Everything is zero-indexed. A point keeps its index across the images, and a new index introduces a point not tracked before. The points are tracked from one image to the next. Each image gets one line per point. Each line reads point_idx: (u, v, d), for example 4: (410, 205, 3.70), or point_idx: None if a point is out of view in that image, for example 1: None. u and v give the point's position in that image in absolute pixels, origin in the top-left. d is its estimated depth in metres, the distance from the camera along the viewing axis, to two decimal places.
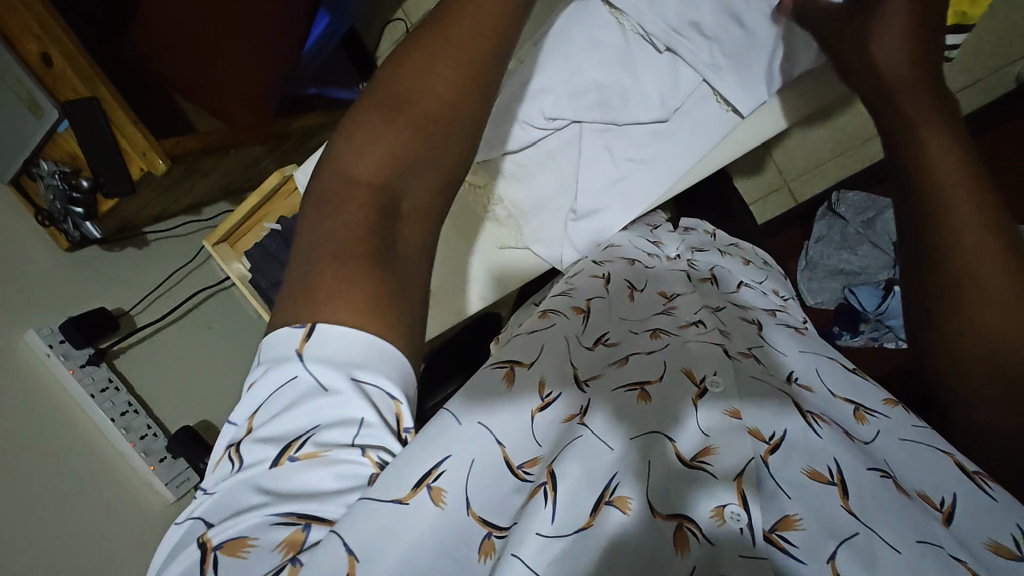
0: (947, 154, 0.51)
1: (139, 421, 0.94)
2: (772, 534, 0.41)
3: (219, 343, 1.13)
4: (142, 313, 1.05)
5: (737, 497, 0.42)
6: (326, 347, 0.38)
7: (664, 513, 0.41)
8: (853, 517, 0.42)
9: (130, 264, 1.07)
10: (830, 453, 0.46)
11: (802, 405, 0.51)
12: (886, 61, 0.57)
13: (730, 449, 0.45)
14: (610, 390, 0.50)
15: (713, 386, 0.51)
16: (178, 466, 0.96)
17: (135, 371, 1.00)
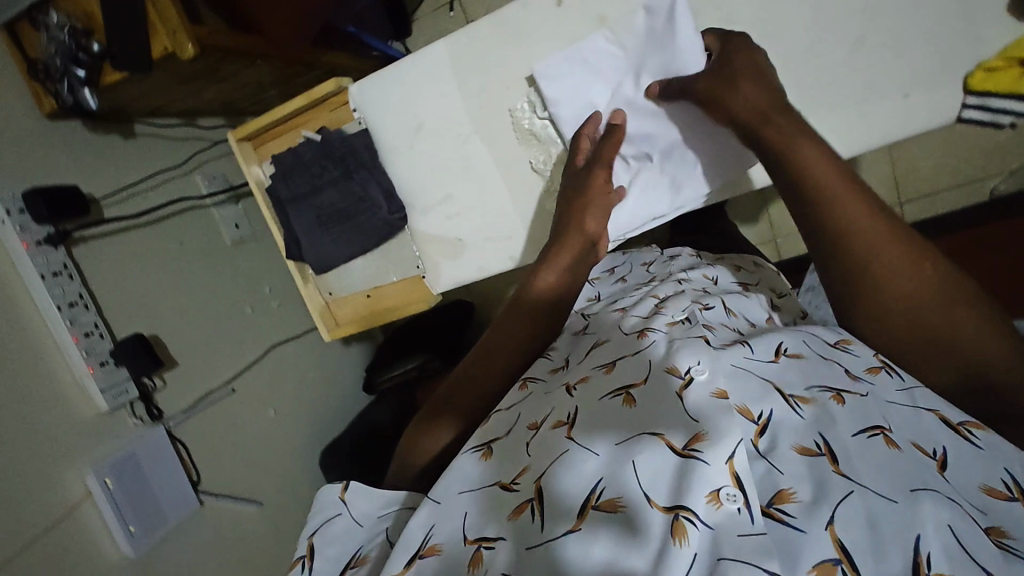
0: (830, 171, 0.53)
1: (87, 317, 0.85)
2: (770, 508, 0.40)
3: (180, 261, 1.05)
4: (114, 206, 0.96)
5: (732, 480, 0.41)
6: (366, 503, 0.53)
7: (662, 504, 0.41)
8: (846, 478, 0.41)
9: (111, 153, 0.97)
10: (814, 427, 0.45)
11: (780, 382, 0.48)
12: (748, 92, 0.58)
13: (720, 433, 0.42)
14: (597, 402, 0.49)
15: (699, 374, 0.47)
16: (119, 375, 0.87)
17: (91, 266, 0.89)
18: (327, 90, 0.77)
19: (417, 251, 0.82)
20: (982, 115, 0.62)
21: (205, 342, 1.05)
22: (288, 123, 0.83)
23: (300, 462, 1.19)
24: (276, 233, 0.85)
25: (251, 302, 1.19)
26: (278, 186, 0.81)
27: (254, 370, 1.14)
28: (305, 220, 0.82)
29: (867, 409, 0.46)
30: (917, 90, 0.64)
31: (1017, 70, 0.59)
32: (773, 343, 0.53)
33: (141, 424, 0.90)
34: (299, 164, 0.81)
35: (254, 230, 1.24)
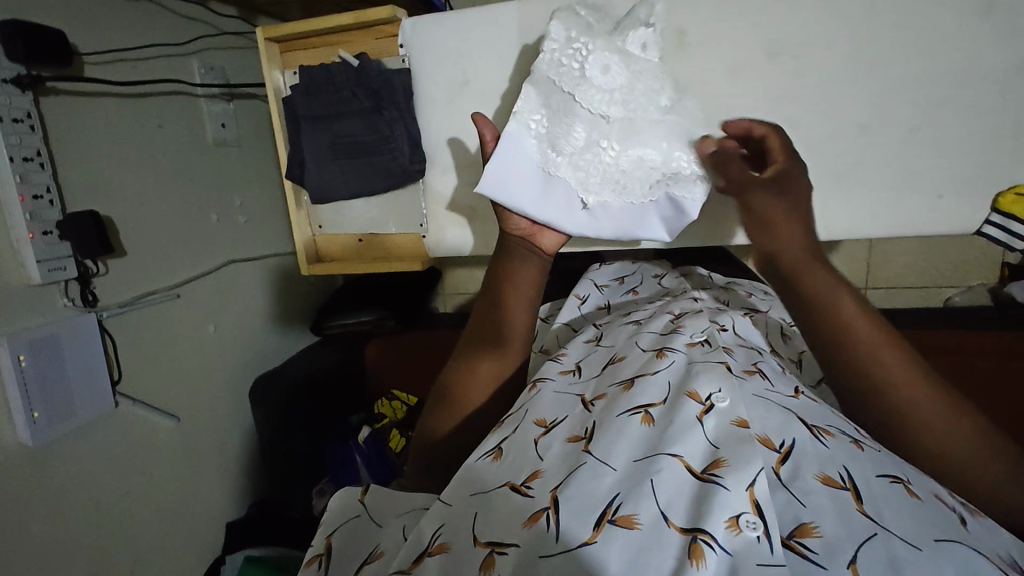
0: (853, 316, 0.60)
1: (40, 177, 0.76)
2: (791, 540, 0.45)
3: (155, 147, 0.97)
4: (99, 66, 0.87)
5: (750, 507, 0.45)
6: (383, 502, 0.58)
7: (680, 525, 0.45)
8: (868, 519, 0.47)
9: (108, 9, 0.88)
10: (839, 463, 0.51)
11: (806, 421, 0.56)
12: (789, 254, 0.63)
13: (738, 461, 0.48)
14: (616, 414, 0.56)
15: (720, 402, 0.54)
16: (60, 250, 0.78)
17: (57, 124, 0.80)
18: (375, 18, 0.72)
19: (425, 209, 0.79)
20: (1000, 233, 0.67)
21: (161, 239, 0.97)
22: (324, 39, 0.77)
23: (228, 386, 1.13)
24: (281, 148, 0.80)
25: (218, 211, 1.11)
26: (296, 99, 0.76)
27: (204, 281, 1.07)
28: (315, 144, 0.77)
29: (884, 462, 0.53)
30: (950, 194, 0.67)
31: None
32: (790, 386, 0.63)
33: (71, 306, 0.82)
34: (326, 83, 0.75)
35: (239, 135, 1.17)
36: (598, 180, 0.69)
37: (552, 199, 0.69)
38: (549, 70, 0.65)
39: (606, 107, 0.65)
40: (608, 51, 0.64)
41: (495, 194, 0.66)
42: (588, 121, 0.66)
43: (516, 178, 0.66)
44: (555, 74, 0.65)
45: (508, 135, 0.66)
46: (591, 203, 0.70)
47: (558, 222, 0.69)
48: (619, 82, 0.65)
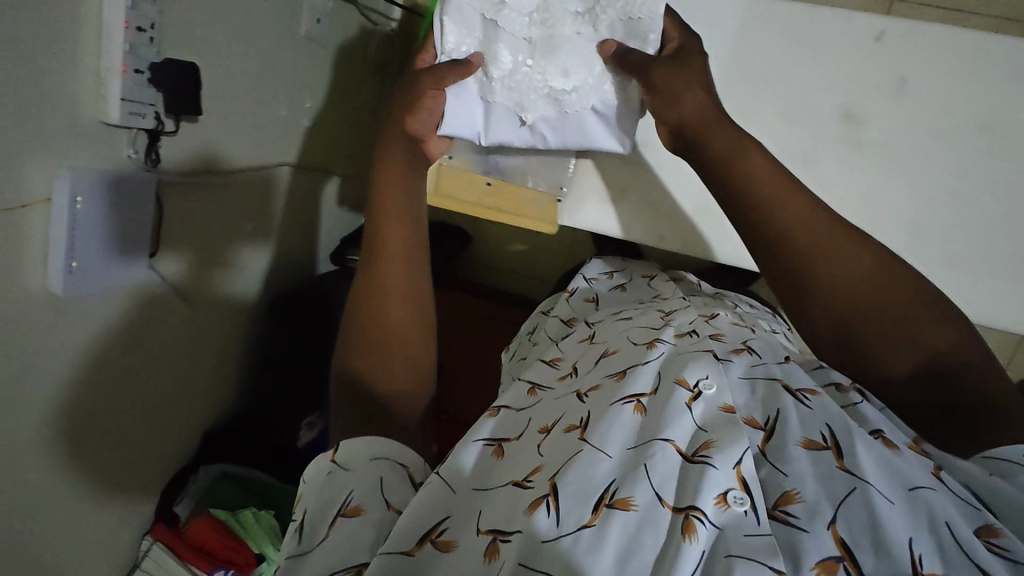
0: (764, 173, 0.63)
1: (150, 10, 0.68)
2: (776, 511, 0.46)
3: (255, 21, 0.89)
4: None
5: (738, 484, 0.46)
6: (357, 453, 0.55)
7: (673, 505, 0.45)
8: (848, 475, 0.46)
9: None
10: (822, 421, 0.50)
11: (789, 385, 0.55)
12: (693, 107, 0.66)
13: (725, 442, 0.48)
14: (608, 406, 0.53)
15: (707, 389, 0.53)
16: (146, 95, 0.70)
17: None
18: None
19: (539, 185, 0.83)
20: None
21: (234, 116, 0.90)
22: None
23: (245, 291, 1.06)
24: None
25: (289, 106, 1.04)
26: None
27: (256, 175, 1.00)
28: None
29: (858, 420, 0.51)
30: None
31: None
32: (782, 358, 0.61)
33: (134, 160, 0.73)
34: None
35: (328, 35, 1.09)
36: (532, 98, 0.75)
37: (498, 119, 0.77)
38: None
39: (526, 29, 0.72)
40: None
41: (461, 133, 0.75)
42: (512, 43, 0.72)
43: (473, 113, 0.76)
44: (480, 1, 0.70)
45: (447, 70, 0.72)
46: (529, 120, 0.77)
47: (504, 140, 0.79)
48: (536, 3, 0.70)
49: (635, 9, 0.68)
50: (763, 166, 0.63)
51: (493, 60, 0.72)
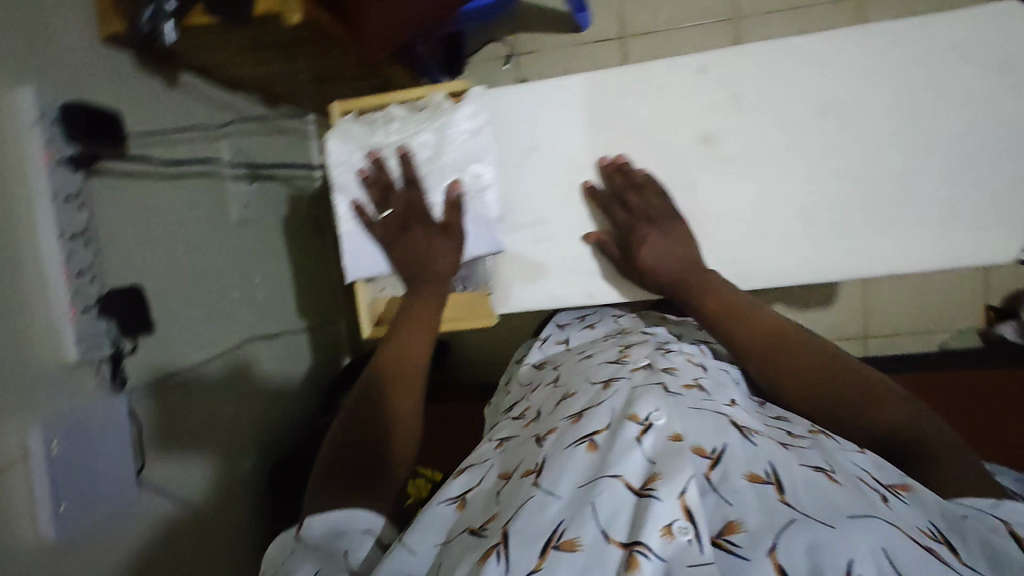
0: (723, 293, 0.74)
1: (86, 253, 0.74)
2: (720, 539, 0.49)
3: (189, 224, 0.97)
4: (142, 146, 0.87)
5: (682, 514, 0.49)
6: (320, 526, 0.58)
7: (619, 541, 0.49)
8: (789, 508, 0.50)
9: (156, 97, 0.91)
10: (766, 459, 0.55)
11: (738, 420, 0.60)
12: (656, 258, 0.76)
13: (671, 471, 0.51)
14: (561, 449, 0.58)
15: (656, 420, 0.57)
16: (99, 326, 0.75)
17: (107, 200, 0.80)
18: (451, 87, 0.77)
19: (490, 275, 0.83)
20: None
21: (189, 315, 0.95)
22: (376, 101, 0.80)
23: (241, 474, 1.06)
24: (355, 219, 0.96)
25: (239, 287, 1.10)
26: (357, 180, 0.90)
27: (223, 361, 1.03)
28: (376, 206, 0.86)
29: (812, 455, 0.57)
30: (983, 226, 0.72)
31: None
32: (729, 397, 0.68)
33: (103, 388, 0.77)
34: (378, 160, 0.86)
35: (259, 214, 1.18)
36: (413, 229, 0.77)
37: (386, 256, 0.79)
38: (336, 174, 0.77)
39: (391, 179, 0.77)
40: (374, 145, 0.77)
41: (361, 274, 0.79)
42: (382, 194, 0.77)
43: (374, 258, 0.78)
44: (343, 171, 0.77)
45: (342, 236, 0.78)
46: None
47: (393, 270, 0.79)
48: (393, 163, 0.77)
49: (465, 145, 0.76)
50: (725, 292, 0.75)
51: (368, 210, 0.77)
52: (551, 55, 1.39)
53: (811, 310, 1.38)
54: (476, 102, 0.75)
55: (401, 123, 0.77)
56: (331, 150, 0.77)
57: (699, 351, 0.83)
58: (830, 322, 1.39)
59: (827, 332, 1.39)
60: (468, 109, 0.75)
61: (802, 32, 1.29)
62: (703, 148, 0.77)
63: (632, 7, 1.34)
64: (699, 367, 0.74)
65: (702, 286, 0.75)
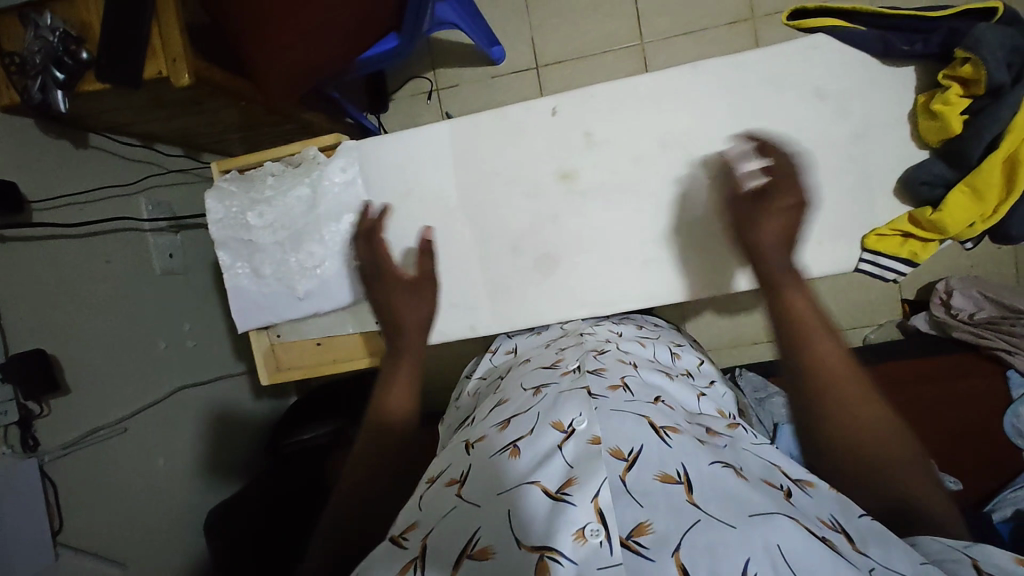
0: (801, 300, 0.64)
1: None
2: (628, 540, 0.47)
3: (104, 281, 0.98)
4: (46, 212, 0.90)
5: (595, 517, 0.48)
6: None
7: (529, 545, 0.48)
8: (696, 508, 0.48)
9: (61, 160, 0.94)
10: (679, 458, 0.53)
11: (657, 420, 0.58)
12: (767, 237, 0.66)
13: (586, 475, 0.51)
14: (486, 459, 0.58)
15: (579, 424, 0.57)
16: (2, 392, 0.77)
17: (8, 265, 0.82)
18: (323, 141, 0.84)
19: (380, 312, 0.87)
20: (872, 269, 0.75)
21: (108, 370, 0.96)
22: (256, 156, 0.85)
23: (175, 525, 1.06)
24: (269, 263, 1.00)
25: (166, 338, 1.11)
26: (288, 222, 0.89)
27: (152, 413, 1.04)
28: None
29: (725, 453, 0.56)
30: (828, 239, 0.76)
31: (900, 239, 0.74)
32: (653, 394, 0.66)
33: (10, 453, 0.79)
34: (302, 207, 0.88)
35: (186, 263, 1.19)
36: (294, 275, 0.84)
37: (274, 301, 0.85)
38: (220, 230, 0.83)
39: (270, 231, 0.83)
40: (252, 200, 0.83)
41: (253, 318, 0.86)
42: (263, 244, 0.84)
43: (258, 306, 0.86)
44: (225, 228, 0.83)
45: (229, 287, 0.85)
46: (304, 291, 0.84)
47: (280, 313, 0.85)
48: (271, 217, 0.83)
49: (336, 193, 0.83)
50: (796, 292, 0.64)
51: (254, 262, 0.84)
52: (471, 88, 1.43)
53: (740, 316, 1.43)
54: (345, 152, 0.83)
55: (278, 178, 0.83)
56: (210, 205, 0.83)
57: (643, 351, 0.82)
58: (760, 326, 1.43)
59: (758, 336, 1.43)
60: (339, 163, 0.82)
61: (704, 53, 1.35)
62: (562, 183, 0.81)
63: (544, 39, 1.40)
64: (635, 367, 0.73)
65: (790, 286, 0.65)
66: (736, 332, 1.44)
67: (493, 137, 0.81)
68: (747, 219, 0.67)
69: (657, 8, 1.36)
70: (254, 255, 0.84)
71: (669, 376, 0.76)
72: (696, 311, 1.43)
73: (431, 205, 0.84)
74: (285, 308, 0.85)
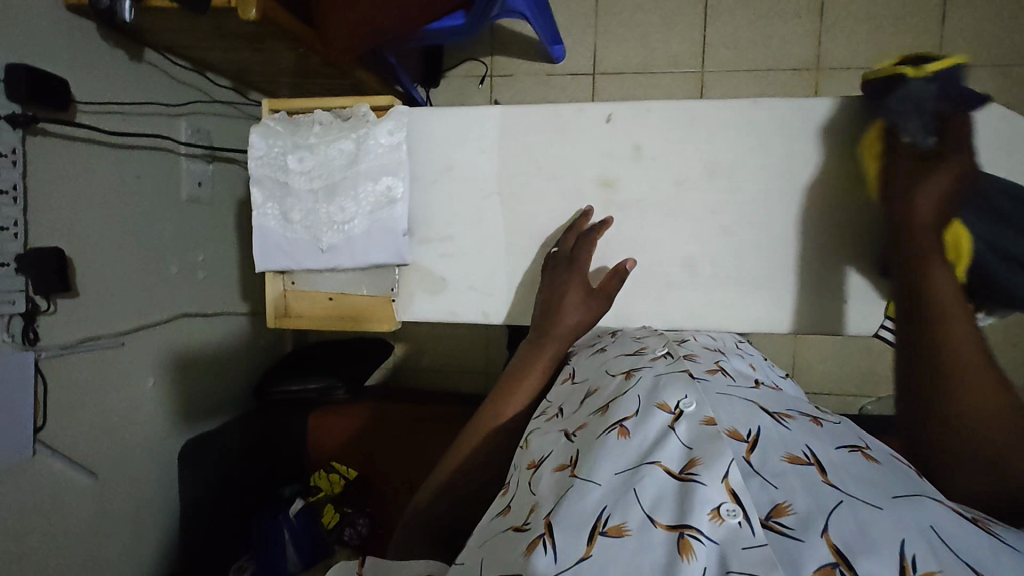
0: (944, 284, 0.60)
1: (10, 210, 0.77)
2: (769, 521, 0.42)
3: (133, 196, 0.99)
4: (90, 116, 0.90)
5: (728, 497, 0.44)
6: None
7: (667, 523, 0.43)
8: (835, 490, 0.44)
9: (116, 68, 0.95)
10: (800, 443, 0.49)
11: (766, 410, 0.55)
12: (924, 206, 0.63)
13: (711, 457, 0.47)
14: (593, 439, 0.53)
15: (687, 407, 0.54)
16: (15, 282, 0.78)
17: (45, 160, 0.83)
18: (377, 102, 0.85)
19: (398, 279, 0.87)
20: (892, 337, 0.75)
21: (119, 281, 0.97)
22: (308, 101, 0.87)
23: (152, 446, 1.07)
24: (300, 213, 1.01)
25: (179, 263, 1.11)
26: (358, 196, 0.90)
27: (152, 332, 1.05)
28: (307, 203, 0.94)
29: (840, 436, 0.52)
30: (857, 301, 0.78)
31: None
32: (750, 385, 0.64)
33: (11, 343, 0.79)
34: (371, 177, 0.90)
35: (213, 194, 1.20)
36: (322, 227, 0.85)
37: (297, 248, 0.86)
38: (260, 168, 0.85)
39: (309, 179, 0.84)
40: (297, 146, 0.85)
41: (276, 260, 0.87)
42: (298, 191, 0.85)
43: (280, 249, 0.87)
44: (264, 167, 0.85)
45: (256, 225, 0.87)
46: (327, 244, 0.85)
47: (302, 261, 0.86)
48: (312, 166, 0.85)
49: (380, 155, 0.83)
50: (947, 279, 0.60)
51: (285, 207, 0.86)
52: (526, 81, 1.43)
53: None
54: (395, 116, 0.83)
55: (324, 128, 0.84)
56: (253, 140, 0.85)
57: (727, 354, 0.79)
58: None
59: None
60: (387, 125, 0.83)
61: (761, 93, 1.35)
62: (601, 192, 0.81)
63: (607, 47, 1.40)
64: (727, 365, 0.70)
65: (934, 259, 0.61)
66: None
67: (541, 132, 0.82)
68: (906, 194, 0.65)
69: (724, 40, 1.35)
70: (286, 198, 0.86)
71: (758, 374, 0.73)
72: None
73: (470, 183, 0.84)
74: (306, 258, 0.86)
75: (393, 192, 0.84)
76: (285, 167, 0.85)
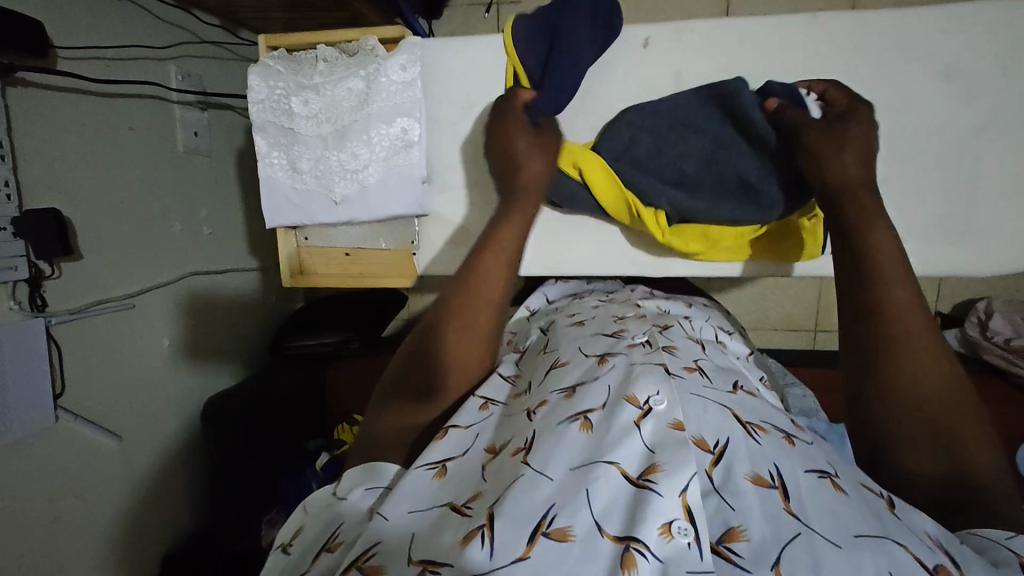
0: (885, 248, 0.59)
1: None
2: (720, 546, 0.41)
3: (128, 150, 0.94)
4: (69, 61, 0.83)
5: (682, 513, 0.42)
6: None
7: (614, 534, 0.41)
8: (795, 520, 0.42)
9: (93, 6, 0.86)
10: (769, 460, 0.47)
11: (739, 415, 0.52)
12: (846, 169, 0.62)
13: (673, 466, 0.44)
14: (552, 424, 0.50)
15: (657, 405, 0.50)
16: (15, 249, 0.74)
17: (29, 114, 0.77)
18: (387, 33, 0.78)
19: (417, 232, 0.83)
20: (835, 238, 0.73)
21: (121, 241, 0.93)
22: (307, 36, 0.80)
23: (173, 406, 1.06)
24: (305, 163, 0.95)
25: (182, 220, 1.07)
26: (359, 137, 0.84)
27: (162, 292, 1.01)
28: None
29: (815, 454, 0.50)
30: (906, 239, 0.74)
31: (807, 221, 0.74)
32: (727, 380, 0.60)
33: (18, 310, 0.76)
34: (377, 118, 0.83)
35: (210, 145, 1.13)
36: (335, 178, 0.80)
37: (310, 201, 0.82)
38: (262, 115, 0.79)
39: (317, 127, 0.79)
40: (301, 89, 0.78)
41: (287, 216, 0.82)
42: (307, 139, 0.80)
43: (292, 204, 0.82)
44: (268, 113, 0.79)
45: (261, 177, 0.81)
46: (341, 197, 0.81)
47: (315, 218, 0.82)
48: (317, 110, 0.79)
49: (393, 95, 0.78)
50: (884, 239, 0.60)
51: (294, 157, 0.80)
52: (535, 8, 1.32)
53: (765, 298, 1.39)
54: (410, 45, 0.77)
55: (329, 66, 0.78)
56: (252, 81, 0.79)
57: (704, 338, 0.75)
58: (784, 313, 1.39)
59: (779, 323, 1.40)
60: (399, 59, 0.77)
61: (793, 9, 1.24)
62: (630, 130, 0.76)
63: None
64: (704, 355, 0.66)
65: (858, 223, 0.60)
66: (756, 315, 1.41)
67: None
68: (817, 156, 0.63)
69: None
70: (295, 147, 0.80)
71: (732, 364, 0.70)
72: (721, 287, 1.39)
73: None
74: (319, 211, 0.82)
75: (410, 136, 0.79)
76: (291, 111, 0.79)
